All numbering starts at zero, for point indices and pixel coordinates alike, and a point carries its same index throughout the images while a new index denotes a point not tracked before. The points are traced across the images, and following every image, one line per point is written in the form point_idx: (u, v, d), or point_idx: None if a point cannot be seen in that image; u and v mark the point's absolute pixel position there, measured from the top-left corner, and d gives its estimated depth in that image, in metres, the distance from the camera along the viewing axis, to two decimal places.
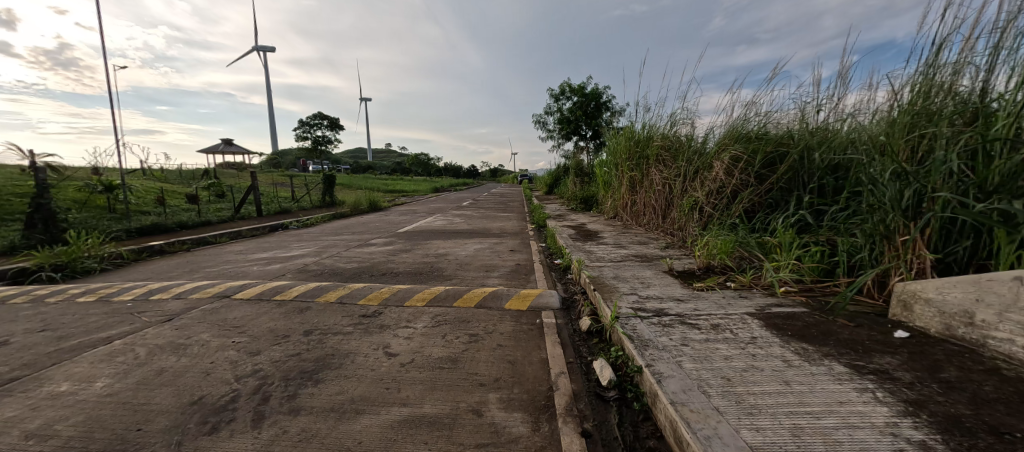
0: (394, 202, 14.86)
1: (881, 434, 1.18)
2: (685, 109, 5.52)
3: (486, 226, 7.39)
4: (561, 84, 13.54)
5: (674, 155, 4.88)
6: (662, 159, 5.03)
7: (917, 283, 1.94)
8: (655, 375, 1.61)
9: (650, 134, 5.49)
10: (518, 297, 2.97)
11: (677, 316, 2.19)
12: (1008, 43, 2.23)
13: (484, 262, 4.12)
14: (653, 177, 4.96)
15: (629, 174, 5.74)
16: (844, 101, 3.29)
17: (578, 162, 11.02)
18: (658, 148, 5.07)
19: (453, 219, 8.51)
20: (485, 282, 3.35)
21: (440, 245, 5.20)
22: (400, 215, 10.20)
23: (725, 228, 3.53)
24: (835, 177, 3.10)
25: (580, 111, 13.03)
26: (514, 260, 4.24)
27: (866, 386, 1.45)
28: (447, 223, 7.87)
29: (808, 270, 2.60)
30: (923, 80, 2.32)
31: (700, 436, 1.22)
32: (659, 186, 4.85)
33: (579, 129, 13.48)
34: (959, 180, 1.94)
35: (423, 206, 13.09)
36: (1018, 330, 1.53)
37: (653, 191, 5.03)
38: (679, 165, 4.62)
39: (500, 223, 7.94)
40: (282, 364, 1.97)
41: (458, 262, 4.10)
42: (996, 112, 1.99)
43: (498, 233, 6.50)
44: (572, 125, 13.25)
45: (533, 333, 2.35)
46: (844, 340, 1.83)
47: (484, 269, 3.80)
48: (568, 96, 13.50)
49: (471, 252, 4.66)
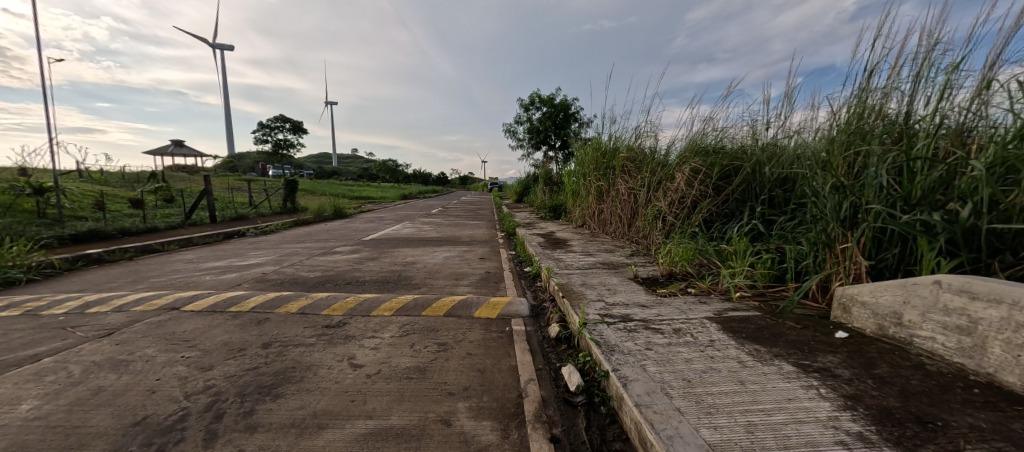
0: (361, 209, 14.47)
1: (825, 428, 1.32)
2: (648, 122, 5.76)
3: (455, 234, 7.35)
4: (531, 94, 13.71)
5: (638, 166, 5.07)
6: (627, 170, 5.23)
7: (854, 287, 2.11)
8: (621, 379, 1.66)
9: (616, 145, 5.68)
10: (488, 304, 2.94)
11: (642, 322, 2.25)
12: (928, 72, 2.49)
13: (453, 270, 4.08)
14: (620, 187, 5.13)
15: (597, 184, 5.89)
16: (790, 119, 3.55)
17: (548, 171, 11.21)
18: (624, 159, 5.25)
19: (422, 227, 8.46)
20: (455, 290, 3.30)
21: (408, 253, 5.10)
22: (367, 222, 9.91)
23: (686, 236, 3.69)
24: (783, 189, 3.33)
25: (549, 121, 13.25)
26: (483, 267, 4.23)
27: (811, 383, 1.58)
28: (416, 231, 7.73)
29: (760, 276, 2.75)
30: (857, 102, 2.52)
31: (663, 437, 1.31)
32: (625, 196, 5.02)
33: (548, 139, 13.72)
34: (888, 193, 2.12)
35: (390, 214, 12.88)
36: (938, 329, 1.71)
37: (619, 200, 5.20)
38: (643, 176, 4.79)
39: (470, 231, 7.95)
40: (238, 379, 1.86)
41: (427, 271, 4.04)
42: (918, 133, 2.20)
43: (467, 240, 6.46)
44: (542, 135, 13.49)
45: (503, 341, 2.33)
46: (793, 341, 1.96)
47: (453, 278, 3.76)
48: (538, 107, 13.73)
49: (440, 260, 4.60)
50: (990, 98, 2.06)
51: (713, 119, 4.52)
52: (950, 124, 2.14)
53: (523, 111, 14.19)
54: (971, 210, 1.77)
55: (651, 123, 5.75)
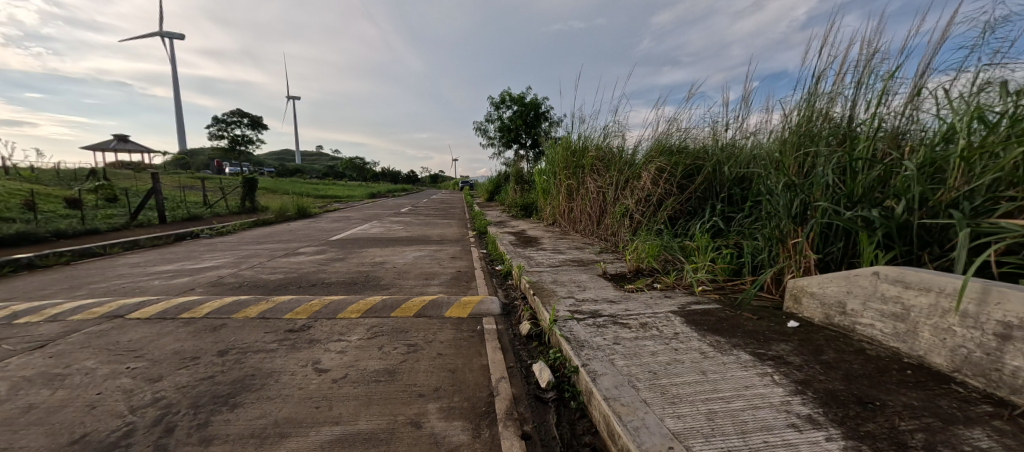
0: (328, 208, 13.97)
1: (778, 412, 1.41)
2: (615, 122, 5.91)
3: (425, 233, 7.24)
4: (501, 93, 13.73)
5: (607, 165, 5.18)
6: (596, 168, 5.33)
7: (804, 279, 2.25)
8: (590, 374, 1.69)
9: (585, 145, 5.78)
10: (459, 304, 2.91)
11: (610, 317, 2.30)
12: (867, 79, 2.69)
13: (424, 270, 4.01)
14: (589, 185, 5.22)
15: (567, 182, 5.98)
16: (746, 121, 3.74)
17: (519, 170, 11.27)
18: (593, 158, 5.35)
19: (392, 226, 8.28)
20: (425, 290, 3.25)
21: (377, 253, 4.97)
22: (333, 222, 9.57)
23: (652, 233, 3.81)
24: (741, 188, 3.51)
25: (520, 120, 13.32)
26: (454, 267, 4.19)
27: (766, 370, 1.67)
28: (385, 230, 7.54)
29: (720, 270, 2.88)
30: (806, 106, 2.69)
31: (630, 428, 1.35)
32: (594, 194, 5.12)
33: (519, 138, 13.80)
34: (833, 191, 2.28)
35: (359, 213, 12.51)
36: (876, 317, 1.85)
37: (589, 199, 5.29)
38: (612, 175, 4.90)
39: (440, 230, 7.86)
40: (191, 389, 1.74)
41: (396, 271, 3.95)
42: (859, 136, 2.38)
43: (438, 240, 6.38)
44: (512, 134, 13.54)
45: (474, 340, 2.32)
46: (750, 331, 2.06)
47: (423, 277, 3.70)
48: (508, 106, 13.78)
49: (410, 260, 4.51)
50: (920, 104, 2.25)
51: (676, 119, 4.69)
52: (887, 127, 2.32)
53: (493, 109, 14.18)
54: (904, 207, 1.93)
55: (618, 123, 5.90)
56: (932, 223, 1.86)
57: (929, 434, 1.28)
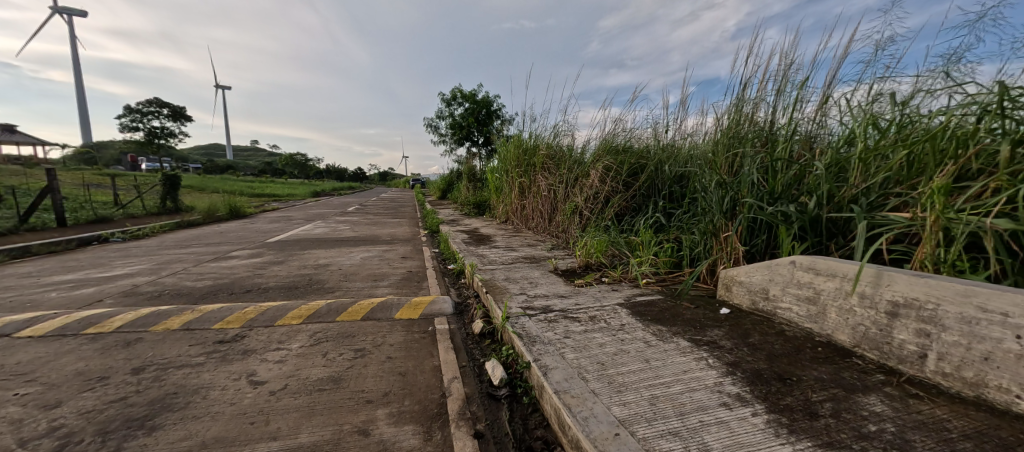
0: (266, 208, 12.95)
1: (712, 393, 1.53)
2: (565, 122, 6.06)
3: (374, 233, 6.96)
4: (452, 89, 13.58)
5: (557, 164, 5.30)
6: (546, 167, 5.43)
7: (734, 269, 2.45)
8: (541, 368, 1.72)
9: (536, 143, 5.86)
10: (410, 305, 2.83)
11: (561, 312, 2.36)
12: (784, 87, 2.97)
13: (372, 271, 3.86)
14: (540, 183, 5.31)
15: (519, 180, 6.03)
16: (683, 123, 4.00)
17: (471, 168, 11.21)
18: (544, 157, 5.45)
19: (338, 226, 7.87)
20: (373, 292, 3.12)
21: (320, 255, 4.70)
22: (272, 223, 8.90)
23: (600, 229, 3.96)
24: (679, 186, 3.75)
25: (472, 117, 13.26)
26: (405, 267, 4.08)
27: (701, 355, 1.80)
28: (330, 231, 7.14)
29: (662, 263, 3.05)
30: (735, 110, 2.92)
31: (579, 418, 1.39)
32: (545, 192, 5.21)
33: (471, 135, 13.72)
34: (758, 188, 2.50)
35: (302, 213, 11.74)
36: (793, 301, 2.06)
37: (540, 196, 5.39)
38: (562, 173, 5.02)
39: (390, 229, 7.60)
40: (98, 414, 1.53)
41: (342, 273, 3.76)
42: (779, 139, 2.62)
43: (387, 239, 6.17)
44: (464, 131, 13.44)
45: (425, 341, 2.27)
46: (688, 320, 2.21)
47: (372, 279, 3.55)
48: (460, 103, 13.66)
49: (357, 261, 4.32)
50: (828, 111, 2.52)
51: (621, 120, 4.90)
52: (802, 132, 2.59)
53: (445, 106, 13.98)
54: (815, 203, 2.16)
55: (567, 122, 6.06)
56: (838, 217, 2.10)
57: (835, 403, 1.45)
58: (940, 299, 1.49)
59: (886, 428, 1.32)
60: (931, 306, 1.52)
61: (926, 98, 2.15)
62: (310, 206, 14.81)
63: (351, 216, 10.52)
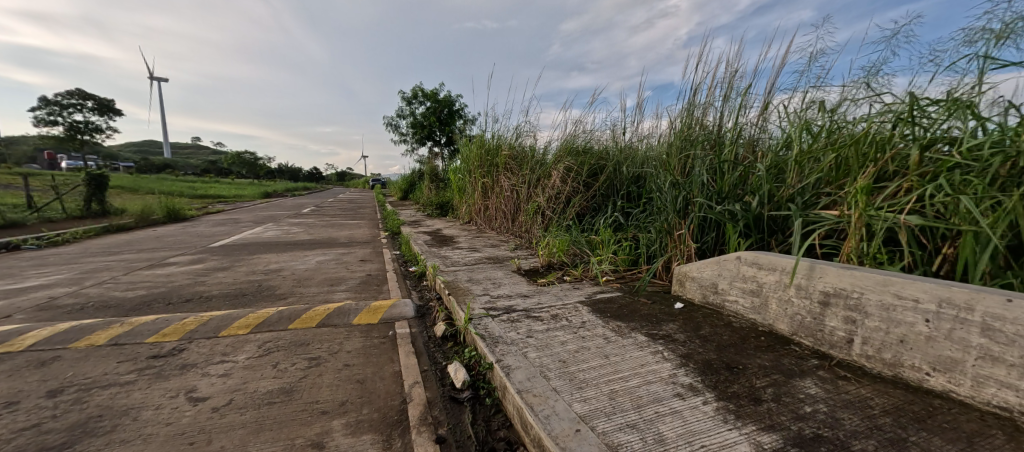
0: (210, 210, 12.04)
1: (667, 384, 1.59)
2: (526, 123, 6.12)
3: (331, 235, 6.68)
4: (413, 87, 13.35)
5: (519, 164, 5.33)
6: (509, 167, 5.45)
7: (686, 266, 2.57)
8: (504, 369, 1.72)
9: (498, 144, 5.87)
10: (369, 309, 2.74)
11: (524, 311, 2.37)
12: (730, 93, 3.16)
13: (328, 275, 3.70)
14: (503, 184, 5.33)
15: (482, 180, 6.01)
16: (639, 126, 4.15)
17: (434, 168, 11.07)
18: (506, 157, 5.46)
19: (291, 229, 7.47)
20: (330, 297, 2.99)
21: (271, 259, 4.43)
22: (217, 226, 8.28)
23: (562, 229, 4.03)
24: (636, 186, 3.89)
25: (434, 116, 13.10)
26: (364, 270, 3.94)
27: (657, 348, 1.87)
28: (282, 233, 6.75)
29: (621, 261, 3.16)
30: (687, 114, 3.06)
31: (541, 416, 1.40)
32: (508, 192, 5.23)
33: (433, 134, 13.54)
34: (708, 188, 2.64)
35: (252, 215, 11.03)
36: (739, 294, 2.20)
37: (503, 197, 5.40)
38: (525, 173, 5.06)
39: (348, 231, 7.32)
40: (3, 446, 1.35)
41: (295, 278, 3.57)
42: (726, 142, 2.78)
43: (345, 242, 5.94)
44: (426, 130, 13.23)
45: (386, 346, 2.20)
46: (645, 315, 2.29)
47: (328, 283, 3.40)
48: (421, 101, 13.45)
49: (312, 265, 4.12)
50: (769, 116, 2.71)
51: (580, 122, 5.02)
52: (746, 135, 2.76)
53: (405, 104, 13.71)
54: (758, 202, 2.32)
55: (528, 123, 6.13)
56: (777, 215, 2.26)
57: (776, 388, 1.56)
58: (863, 288, 1.65)
59: (819, 409, 1.44)
60: (856, 295, 1.68)
61: (850, 105, 2.36)
62: (262, 208, 13.93)
63: (307, 218, 10.03)
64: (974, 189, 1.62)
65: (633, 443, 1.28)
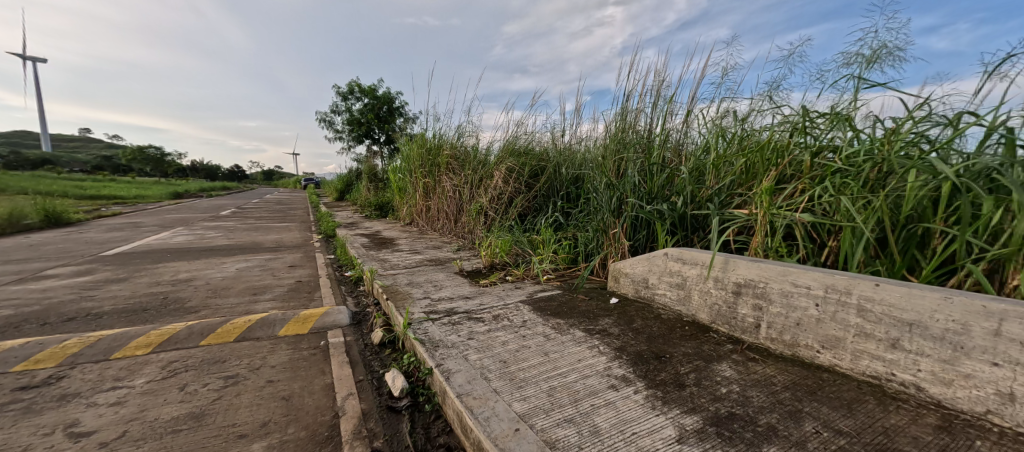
0: (104, 213, 10.41)
1: (602, 377, 1.67)
2: (467, 123, 6.10)
3: (256, 239, 6.11)
4: (348, 83, 12.77)
5: (461, 164, 5.29)
6: (451, 167, 5.38)
7: (620, 263, 2.71)
8: (444, 373, 1.68)
9: (439, 143, 5.78)
10: (297, 319, 2.55)
11: (465, 313, 2.34)
12: (658, 101, 3.39)
13: (250, 284, 3.38)
14: (445, 184, 5.25)
15: (423, 181, 5.87)
16: (577, 129, 4.32)
17: (373, 167, 10.75)
18: (448, 157, 5.39)
19: (207, 233, 6.71)
20: (252, 308, 2.73)
21: (181, 268, 3.95)
22: (112, 231, 7.19)
23: (504, 229, 4.06)
24: (574, 187, 4.04)
25: (372, 113, 12.62)
26: (293, 277, 3.66)
27: (594, 343, 1.95)
28: (196, 239, 6.03)
29: (561, 260, 3.25)
30: (620, 119, 3.23)
31: (480, 419, 1.39)
32: (450, 193, 5.17)
33: (371, 132, 13.02)
34: (639, 189, 2.81)
35: (160, 218, 9.74)
36: (667, 288, 2.36)
37: (445, 197, 5.32)
38: (467, 173, 5.03)
39: (276, 235, 6.76)
40: None
41: (210, 288, 3.21)
42: (655, 146, 2.98)
43: (271, 246, 5.47)
44: (364, 127, 12.68)
45: (317, 357, 2.06)
46: (583, 311, 2.38)
47: (250, 293, 3.11)
48: (358, 97, 12.90)
49: (232, 273, 3.74)
50: (691, 123, 2.94)
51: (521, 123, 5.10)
52: (672, 140, 2.97)
53: (341, 100, 13.07)
54: (682, 202, 2.50)
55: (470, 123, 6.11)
56: (698, 213, 2.47)
57: (697, 373, 1.70)
58: (767, 279, 1.86)
59: (732, 389, 1.59)
60: (762, 285, 1.88)
61: (757, 115, 2.63)
62: (172, 210, 12.34)
63: (228, 220, 9.08)
64: (851, 190, 1.89)
65: (569, 437, 1.31)
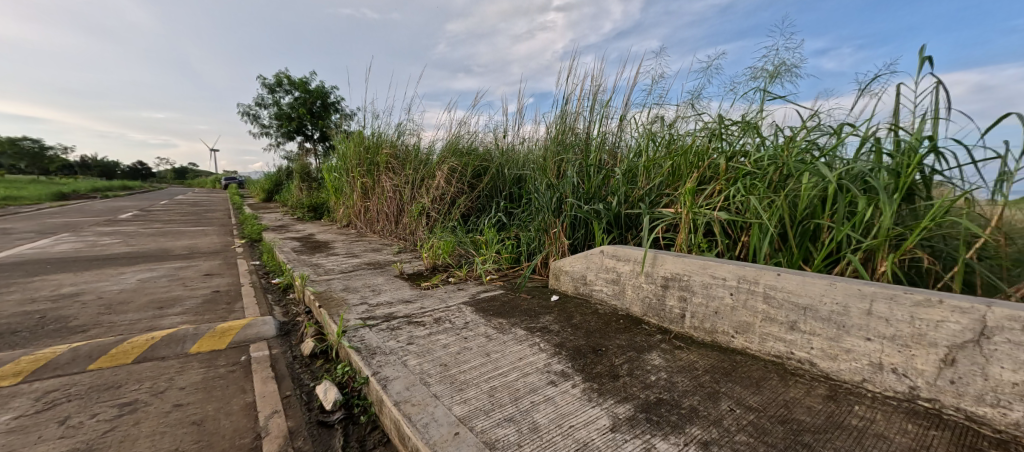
0: None
1: (542, 373, 1.71)
2: (409, 121, 5.95)
3: (164, 246, 5.42)
4: (277, 74, 11.89)
5: (402, 163, 5.14)
6: (391, 166, 5.20)
7: (560, 261, 2.80)
8: (381, 381, 1.62)
9: (378, 141, 5.57)
10: (213, 333, 2.31)
11: (405, 318, 2.28)
12: (595, 104, 3.55)
13: (155, 296, 2.99)
14: (384, 184, 5.06)
15: (361, 180, 5.61)
16: (519, 130, 4.39)
17: (305, 166, 10.21)
18: (388, 156, 5.21)
19: (100, 240, 5.81)
20: (158, 324, 2.43)
21: (65, 281, 3.38)
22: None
23: (447, 230, 4.01)
24: (517, 187, 4.10)
25: (304, 108, 11.85)
26: (209, 287, 3.30)
27: (535, 341, 1.99)
28: (85, 247, 5.19)
29: (504, 259, 3.28)
30: (560, 121, 3.34)
31: (419, 426, 1.35)
32: (391, 193, 4.99)
33: (304, 128, 12.21)
34: (578, 189, 2.93)
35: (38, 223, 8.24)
36: (603, 284, 2.48)
37: (385, 197, 5.13)
38: (408, 173, 4.90)
39: (190, 240, 6.05)
40: None
41: (103, 303, 2.80)
42: (593, 147, 3.12)
43: (183, 253, 4.88)
44: (295, 123, 11.87)
45: (237, 374, 1.88)
46: (524, 310, 2.42)
47: (156, 306, 2.75)
48: (289, 90, 12.05)
49: (132, 285, 3.28)
50: (625, 127, 3.12)
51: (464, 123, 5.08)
52: (608, 143, 3.13)
53: (270, 93, 12.14)
54: (617, 202, 2.64)
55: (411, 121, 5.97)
56: (631, 212, 2.62)
57: (630, 363, 1.80)
58: (691, 272, 2.02)
59: (661, 376, 1.71)
60: (686, 278, 2.04)
61: (682, 121, 2.85)
62: (52, 212, 10.46)
63: (131, 225, 7.95)
64: (758, 191, 2.11)
65: (509, 436, 1.32)
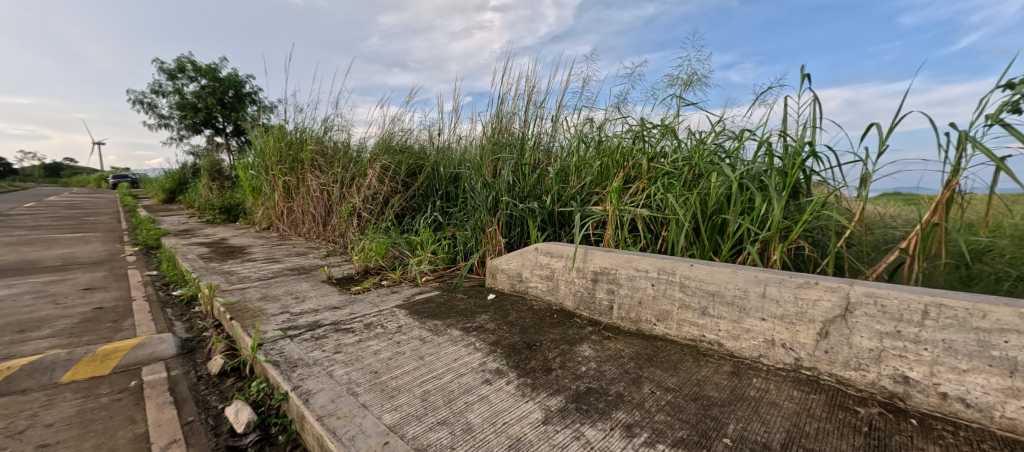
0: None
1: (477, 372, 1.71)
2: (337, 116, 5.62)
3: (29, 257, 4.53)
4: (180, 60, 10.56)
5: (329, 161, 4.84)
6: (317, 164, 4.87)
7: (497, 260, 2.82)
8: (303, 395, 1.51)
9: (302, 137, 5.19)
10: (93, 358, 1.99)
11: (332, 326, 2.15)
12: (529, 105, 3.63)
13: (15, 318, 2.50)
14: (310, 183, 4.72)
15: (282, 179, 5.18)
16: (455, 128, 4.35)
17: (216, 161, 9.18)
18: (313, 153, 4.88)
19: None
20: (18, 352, 2.03)
21: None
22: None
23: (380, 231, 3.86)
24: (453, 186, 4.06)
25: (215, 98, 10.65)
26: (90, 304, 2.83)
27: (471, 341, 1.99)
28: None
29: (440, 260, 3.23)
30: (496, 121, 3.37)
31: (345, 439, 1.29)
32: (318, 192, 4.67)
33: (215, 120, 10.98)
34: (513, 188, 2.97)
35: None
36: (538, 281, 2.54)
37: (311, 197, 4.79)
38: (336, 171, 4.63)
39: (65, 250, 5.12)
40: None
41: None
42: (527, 147, 3.20)
43: (54, 265, 4.12)
44: (205, 114, 10.63)
45: (126, 403, 1.64)
46: (460, 310, 2.41)
47: (16, 331, 2.30)
48: (196, 78, 10.76)
49: None
50: (558, 128, 3.23)
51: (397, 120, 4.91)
52: (543, 143, 3.23)
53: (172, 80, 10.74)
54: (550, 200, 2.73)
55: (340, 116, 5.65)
56: (564, 210, 2.72)
57: (562, 356, 1.87)
58: (617, 265, 2.15)
59: (590, 366, 1.80)
60: (614, 271, 2.17)
61: (609, 124, 3.03)
62: None
63: None
64: (675, 189, 2.31)
65: (441, 439, 1.31)
